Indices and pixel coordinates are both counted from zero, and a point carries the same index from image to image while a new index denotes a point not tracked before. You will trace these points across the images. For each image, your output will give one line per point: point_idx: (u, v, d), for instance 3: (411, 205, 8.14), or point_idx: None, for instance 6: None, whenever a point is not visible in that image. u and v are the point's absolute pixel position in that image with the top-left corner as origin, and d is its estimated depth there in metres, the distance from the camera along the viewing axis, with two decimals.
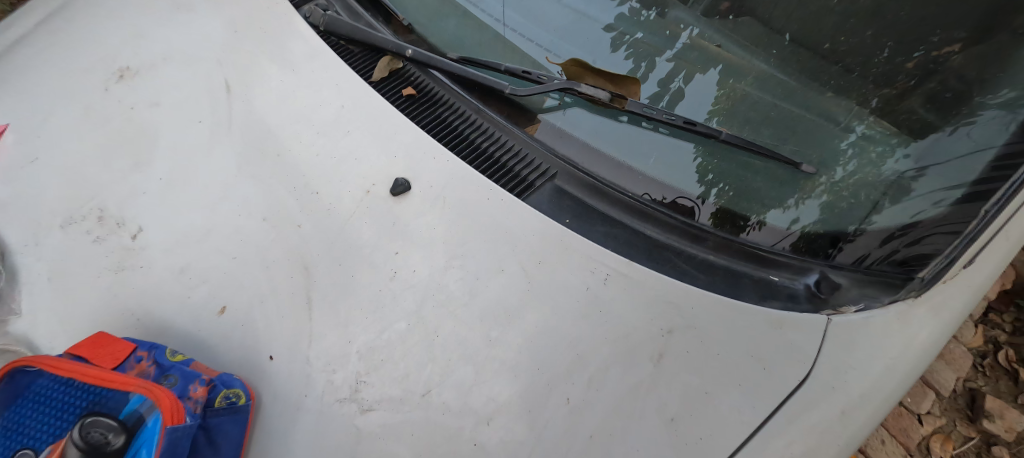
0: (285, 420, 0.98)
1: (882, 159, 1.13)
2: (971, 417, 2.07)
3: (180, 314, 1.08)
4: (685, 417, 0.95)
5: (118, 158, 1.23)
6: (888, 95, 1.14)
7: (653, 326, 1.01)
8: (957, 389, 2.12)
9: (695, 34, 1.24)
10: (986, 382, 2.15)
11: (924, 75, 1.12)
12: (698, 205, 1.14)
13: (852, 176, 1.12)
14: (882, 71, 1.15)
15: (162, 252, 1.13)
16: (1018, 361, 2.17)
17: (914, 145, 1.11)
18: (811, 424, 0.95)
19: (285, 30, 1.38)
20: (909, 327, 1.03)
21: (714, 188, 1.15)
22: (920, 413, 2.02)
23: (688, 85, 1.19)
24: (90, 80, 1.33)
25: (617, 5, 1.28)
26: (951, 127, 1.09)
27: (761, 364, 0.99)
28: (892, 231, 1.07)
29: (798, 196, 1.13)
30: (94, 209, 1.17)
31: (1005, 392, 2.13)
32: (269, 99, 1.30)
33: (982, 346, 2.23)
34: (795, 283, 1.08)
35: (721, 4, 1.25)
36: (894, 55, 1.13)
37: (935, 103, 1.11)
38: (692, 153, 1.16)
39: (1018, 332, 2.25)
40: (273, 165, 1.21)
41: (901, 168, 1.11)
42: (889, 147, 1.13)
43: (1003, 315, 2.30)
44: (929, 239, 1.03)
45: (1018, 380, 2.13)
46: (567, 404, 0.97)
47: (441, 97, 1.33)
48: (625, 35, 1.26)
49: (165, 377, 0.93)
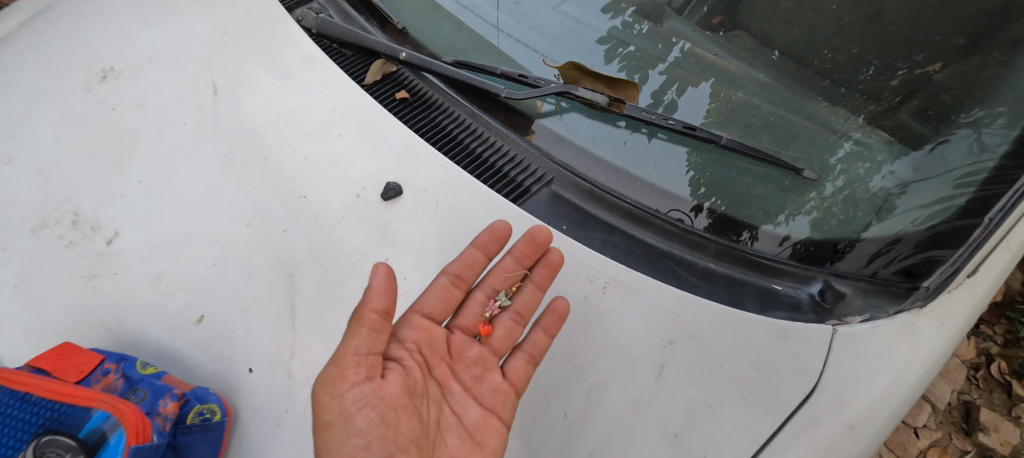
0: (263, 437, 0.93)
1: (870, 175, 1.08)
2: (967, 430, 1.99)
3: (154, 324, 1.02)
4: (688, 432, 0.90)
5: (95, 159, 1.18)
6: (875, 112, 1.11)
7: (653, 337, 0.97)
8: (950, 400, 2.04)
9: (687, 47, 1.21)
10: (980, 395, 2.07)
11: (909, 93, 1.09)
12: (689, 217, 1.11)
13: (841, 191, 1.08)
14: (866, 88, 1.12)
15: (138, 258, 1.08)
16: (1011, 374, 2.11)
17: (897, 162, 1.08)
18: (821, 441, 0.89)
19: (278, 31, 1.35)
20: (915, 340, 0.98)
21: (707, 201, 1.11)
22: (915, 425, 1.97)
23: (679, 98, 1.16)
24: (72, 80, 1.28)
25: (609, 18, 1.26)
26: (931, 145, 1.06)
27: (765, 377, 0.95)
28: (875, 251, 1.04)
29: (787, 213, 1.10)
30: (69, 212, 1.12)
31: (999, 404, 2.05)
32: (257, 102, 1.25)
33: (974, 358, 2.16)
34: (798, 292, 1.04)
35: (713, 18, 1.23)
36: (879, 72, 1.11)
37: (929, 115, 1.08)
38: (687, 161, 1.13)
39: (1010, 345, 2.18)
40: (260, 168, 1.17)
41: (886, 185, 1.07)
42: (877, 162, 1.09)
43: (995, 327, 2.24)
44: (930, 250, 0.98)
45: (1012, 393, 2.05)
46: (566, 418, 0.94)
47: (435, 100, 1.29)
48: (617, 48, 1.23)
49: (133, 391, 0.91)
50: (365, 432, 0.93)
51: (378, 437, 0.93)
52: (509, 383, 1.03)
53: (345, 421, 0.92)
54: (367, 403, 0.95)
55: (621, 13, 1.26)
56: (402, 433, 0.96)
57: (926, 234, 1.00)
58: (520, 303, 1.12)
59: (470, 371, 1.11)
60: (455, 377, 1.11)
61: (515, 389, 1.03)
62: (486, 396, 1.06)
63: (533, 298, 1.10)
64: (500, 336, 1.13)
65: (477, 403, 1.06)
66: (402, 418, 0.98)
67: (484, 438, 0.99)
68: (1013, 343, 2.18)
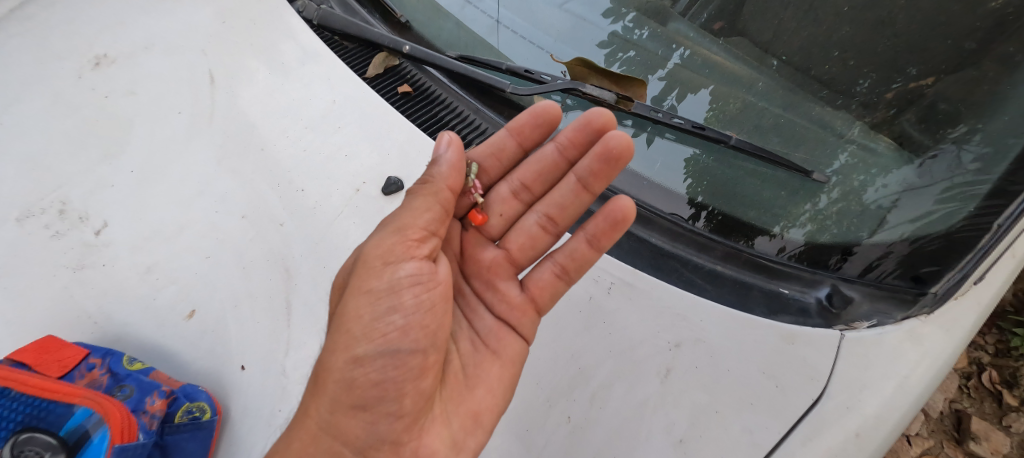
0: (255, 436, 0.90)
1: (864, 188, 1.04)
2: (959, 439, 1.91)
3: (144, 318, 0.99)
4: (694, 438, 0.89)
5: (85, 148, 1.14)
6: (868, 124, 1.09)
7: (660, 339, 0.95)
8: (942, 408, 1.96)
9: (684, 55, 1.19)
10: (971, 404, 1.98)
11: (903, 106, 1.06)
12: (690, 225, 1.08)
13: (836, 203, 1.04)
14: (861, 100, 1.10)
15: (127, 250, 1.04)
16: (1003, 383, 2.02)
17: (891, 176, 1.03)
18: (829, 448, 0.86)
19: (278, 23, 1.31)
20: (922, 347, 0.95)
21: (704, 211, 1.08)
22: (907, 433, 1.89)
23: (679, 104, 1.14)
24: (63, 67, 1.24)
25: (610, 23, 1.24)
26: (919, 161, 1.02)
27: (773, 381, 0.93)
28: (869, 262, 1.00)
29: (781, 225, 1.06)
30: (57, 201, 1.09)
31: (990, 414, 1.95)
32: (255, 93, 1.22)
33: (966, 367, 2.08)
34: (806, 296, 1.01)
35: (713, 24, 1.21)
36: (874, 84, 1.08)
37: (930, 123, 1.03)
38: (686, 164, 1.10)
39: (1001, 355, 2.09)
40: (256, 160, 1.14)
41: (879, 199, 1.02)
42: (870, 175, 1.04)
43: (985, 337, 2.15)
44: (934, 258, 0.94)
45: (1004, 402, 1.96)
46: (568, 422, 0.92)
47: (438, 95, 1.26)
48: (618, 52, 1.21)
49: (119, 387, 0.91)
50: (407, 310, 0.96)
51: (418, 324, 0.97)
52: (531, 300, 1.09)
53: (391, 292, 0.96)
54: (419, 282, 0.98)
55: (621, 18, 1.24)
56: (433, 314, 0.99)
57: (908, 249, 0.97)
58: (550, 208, 1.18)
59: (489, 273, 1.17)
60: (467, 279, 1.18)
61: (536, 306, 1.08)
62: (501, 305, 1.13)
63: (570, 202, 1.16)
64: (518, 243, 1.19)
65: (489, 310, 1.14)
66: (440, 304, 1.00)
67: (498, 348, 1.07)
68: (1004, 353, 2.09)
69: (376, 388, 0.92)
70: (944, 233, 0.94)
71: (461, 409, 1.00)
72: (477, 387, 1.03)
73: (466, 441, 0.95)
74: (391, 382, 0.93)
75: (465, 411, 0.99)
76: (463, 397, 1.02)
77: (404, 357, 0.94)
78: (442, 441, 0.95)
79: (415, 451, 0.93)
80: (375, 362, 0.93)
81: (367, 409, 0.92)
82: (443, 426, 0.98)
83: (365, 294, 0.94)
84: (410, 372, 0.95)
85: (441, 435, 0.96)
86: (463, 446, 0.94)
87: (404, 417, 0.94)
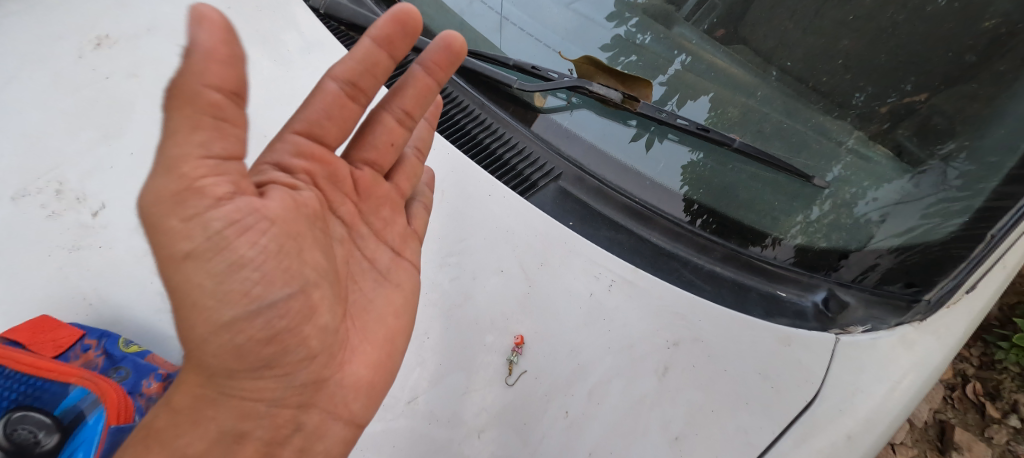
0: None
1: (854, 200, 1.05)
2: (942, 450, 1.92)
3: (138, 302, 0.98)
4: (690, 435, 0.89)
5: (83, 127, 1.13)
6: (861, 137, 1.09)
7: (658, 338, 0.96)
8: (926, 418, 1.98)
9: (685, 62, 1.19)
10: (955, 415, 2.00)
11: (897, 120, 1.06)
12: (689, 230, 1.08)
13: (826, 216, 1.05)
14: (857, 113, 1.10)
15: (125, 232, 1.03)
16: (985, 395, 2.04)
17: (881, 189, 1.04)
18: (824, 449, 0.86)
19: (283, 10, 1.31)
20: (916, 353, 0.96)
21: (700, 217, 1.09)
22: (892, 442, 1.91)
23: (679, 109, 1.14)
24: (64, 47, 1.23)
25: (612, 27, 1.25)
26: (910, 175, 1.03)
27: (768, 382, 0.93)
28: (858, 275, 1.01)
29: (776, 234, 1.07)
30: (52, 181, 1.07)
31: (973, 425, 1.97)
32: (258, 80, 1.21)
33: (950, 378, 2.09)
34: (802, 300, 1.02)
35: (717, 31, 1.20)
36: (872, 97, 1.08)
37: (924, 135, 1.03)
38: (682, 168, 1.11)
39: (985, 367, 2.11)
40: (257, 147, 1.13)
41: (869, 211, 1.03)
42: (862, 188, 1.05)
43: (970, 349, 2.16)
44: (925, 265, 0.96)
45: (985, 413, 1.98)
46: (566, 416, 0.92)
47: (447, 92, 1.31)
48: (619, 56, 1.22)
49: (116, 368, 0.94)
50: (252, 262, 0.75)
51: (278, 270, 0.78)
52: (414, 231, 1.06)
53: (220, 251, 0.73)
54: (242, 224, 0.74)
55: (625, 22, 1.25)
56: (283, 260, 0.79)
57: (895, 260, 0.99)
58: (416, 138, 1.11)
59: (378, 210, 1.02)
60: (364, 220, 1.00)
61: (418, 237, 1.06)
62: (396, 239, 1.03)
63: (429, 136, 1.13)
64: (404, 174, 1.08)
65: (385, 247, 1.01)
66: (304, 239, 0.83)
67: (401, 279, 1.00)
68: (989, 365, 2.10)
69: (273, 343, 0.79)
70: (927, 247, 0.97)
71: (376, 336, 0.93)
72: (390, 315, 0.96)
73: (390, 361, 0.93)
74: (286, 332, 0.80)
75: (383, 335, 0.94)
76: (377, 323, 0.94)
77: (285, 306, 0.79)
78: (369, 367, 0.90)
79: (339, 384, 0.87)
80: (254, 322, 0.77)
81: (275, 364, 0.81)
82: (370, 354, 0.91)
83: (189, 261, 0.72)
84: (298, 316, 0.81)
85: (365, 358, 0.90)
86: (386, 366, 0.92)
87: (315, 360, 0.84)
